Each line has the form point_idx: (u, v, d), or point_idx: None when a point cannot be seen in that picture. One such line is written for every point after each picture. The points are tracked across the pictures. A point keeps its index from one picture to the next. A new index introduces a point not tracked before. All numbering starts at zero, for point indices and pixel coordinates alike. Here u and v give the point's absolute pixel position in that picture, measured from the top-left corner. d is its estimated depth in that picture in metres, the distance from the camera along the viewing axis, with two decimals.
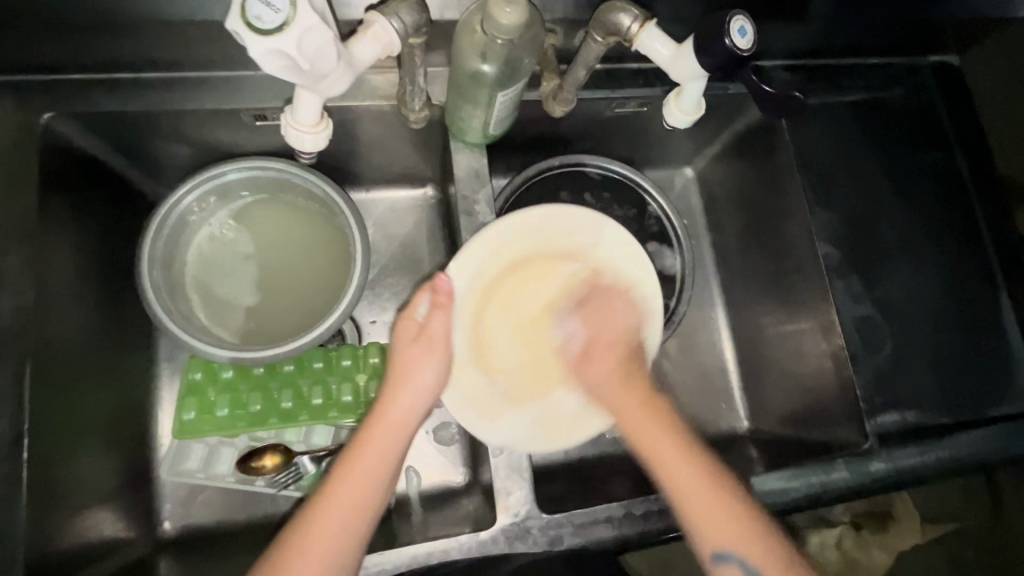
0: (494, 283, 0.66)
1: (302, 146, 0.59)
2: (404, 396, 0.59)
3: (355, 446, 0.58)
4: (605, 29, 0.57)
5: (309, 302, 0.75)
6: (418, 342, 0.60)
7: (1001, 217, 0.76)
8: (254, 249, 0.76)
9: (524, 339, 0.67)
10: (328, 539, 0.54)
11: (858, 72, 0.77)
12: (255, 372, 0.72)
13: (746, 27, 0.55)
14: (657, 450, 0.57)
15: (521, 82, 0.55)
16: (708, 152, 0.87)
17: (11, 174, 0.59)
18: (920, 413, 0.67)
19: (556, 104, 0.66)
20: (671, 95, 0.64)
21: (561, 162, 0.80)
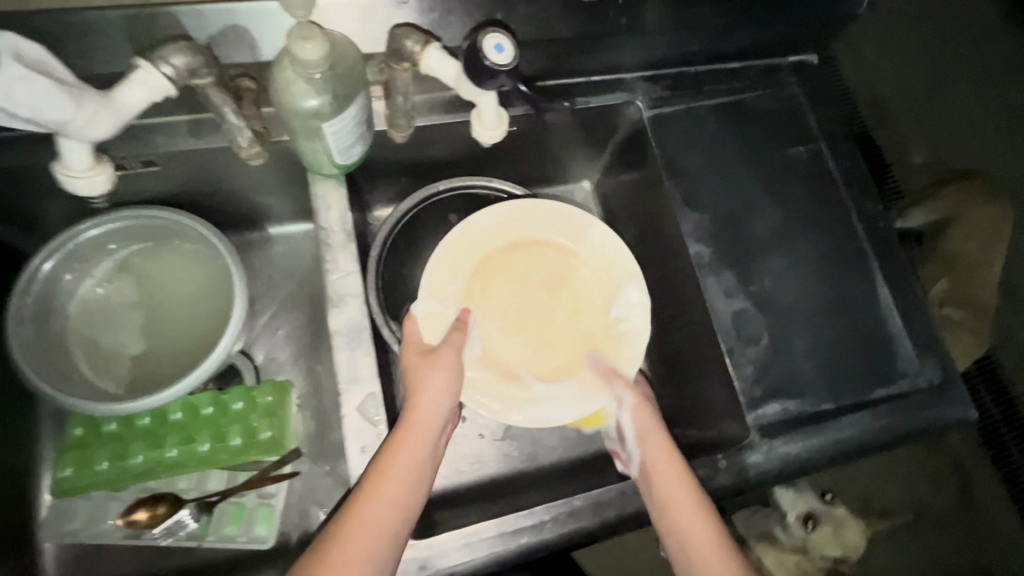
0: (479, 290, 0.73)
1: (78, 192, 0.59)
2: (428, 399, 0.60)
3: (383, 458, 0.56)
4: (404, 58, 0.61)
5: (195, 346, 0.74)
6: (427, 356, 0.63)
7: (870, 203, 0.78)
8: (141, 298, 0.76)
9: (525, 331, 0.73)
10: (371, 546, 0.53)
11: (719, 77, 0.80)
12: (142, 421, 0.71)
13: (503, 43, 0.58)
14: (675, 506, 0.60)
15: (358, 103, 0.56)
16: (599, 165, 0.90)
17: None
18: (802, 401, 0.68)
19: (393, 128, 0.70)
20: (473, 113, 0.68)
21: (448, 186, 0.81)
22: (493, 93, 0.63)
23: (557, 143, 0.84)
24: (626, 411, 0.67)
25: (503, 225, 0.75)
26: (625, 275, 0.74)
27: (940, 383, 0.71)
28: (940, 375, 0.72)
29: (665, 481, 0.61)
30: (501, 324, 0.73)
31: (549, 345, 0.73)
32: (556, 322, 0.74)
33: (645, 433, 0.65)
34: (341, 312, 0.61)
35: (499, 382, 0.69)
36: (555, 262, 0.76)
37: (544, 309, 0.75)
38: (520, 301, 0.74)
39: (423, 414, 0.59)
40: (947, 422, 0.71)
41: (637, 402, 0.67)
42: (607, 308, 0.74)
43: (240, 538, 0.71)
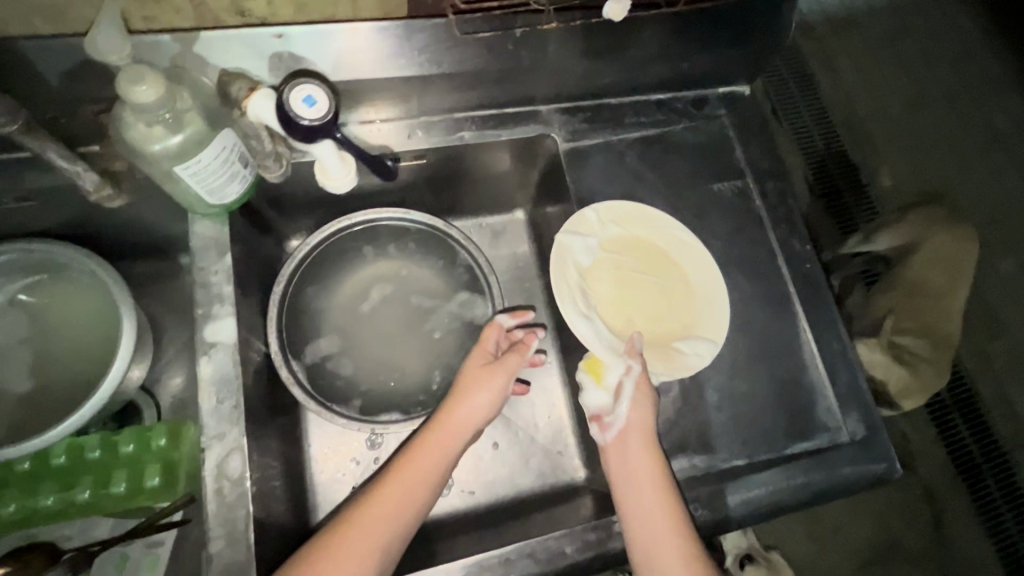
0: (621, 260, 0.72)
1: None
2: (462, 410, 0.67)
3: (412, 451, 0.65)
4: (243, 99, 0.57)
5: (84, 385, 0.71)
6: (482, 369, 0.69)
7: (798, 242, 0.75)
8: (31, 334, 0.73)
9: (619, 299, 0.71)
10: (381, 527, 0.61)
11: (641, 110, 0.78)
12: (19, 467, 0.68)
13: (314, 95, 0.55)
14: (640, 497, 0.59)
15: (228, 136, 0.54)
16: (528, 195, 0.86)
17: None
18: (710, 456, 0.64)
19: (261, 171, 0.63)
20: (316, 164, 0.64)
21: (355, 220, 0.77)
22: (326, 143, 0.59)
23: (479, 174, 0.81)
24: (630, 381, 0.64)
25: (648, 217, 0.73)
26: (717, 321, 0.69)
27: (863, 437, 0.67)
28: (863, 429, 0.68)
29: (633, 451, 0.61)
30: (608, 284, 0.72)
31: (620, 318, 0.70)
32: (642, 304, 0.71)
33: (636, 404, 0.63)
34: (210, 360, 0.58)
35: (580, 307, 0.69)
36: (681, 270, 0.72)
37: (655, 289, 0.72)
38: (644, 270, 0.72)
39: (453, 423, 0.67)
40: (870, 478, 0.66)
41: (639, 378, 0.64)
42: (680, 334, 0.69)
43: None
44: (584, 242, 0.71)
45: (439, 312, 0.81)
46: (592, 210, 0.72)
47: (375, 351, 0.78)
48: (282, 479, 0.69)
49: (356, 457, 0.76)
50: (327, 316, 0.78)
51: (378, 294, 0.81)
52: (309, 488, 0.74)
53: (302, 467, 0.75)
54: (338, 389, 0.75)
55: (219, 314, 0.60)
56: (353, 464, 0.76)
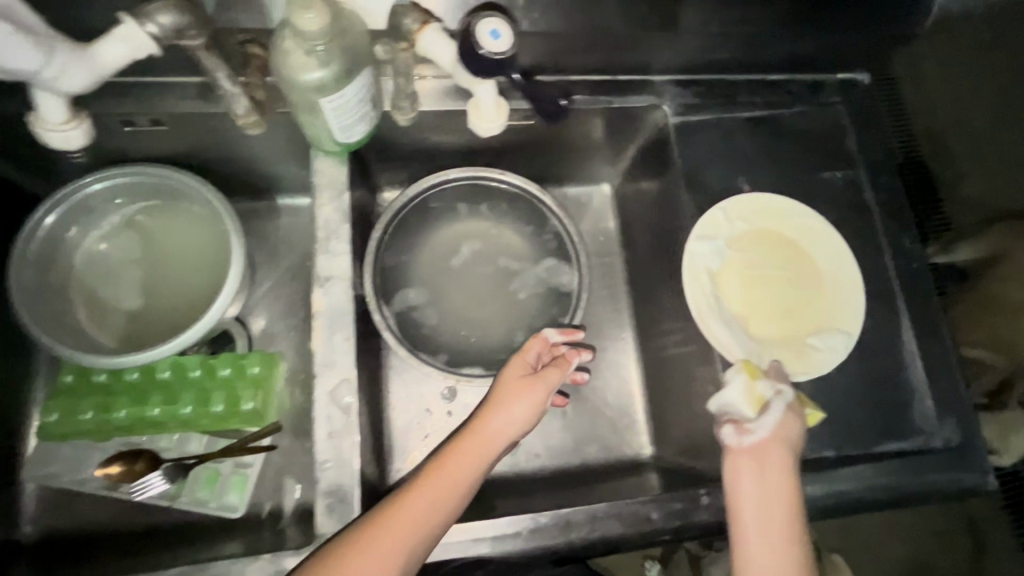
0: (749, 256, 0.70)
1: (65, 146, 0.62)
2: (497, 418, 0.61)
3: (443, 458, 0.59)
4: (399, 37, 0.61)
5: (191, 309, 0.75)
6: (522, 377, 0.63)
7: (907, 239, 0.72)
8: (142, 255, 0.77)
9: (750, 298, 0.68)
10: (401, 538, 0.53)
11: (757, 89, 0.75)
12: (129, 378, 0.72)
13: (500, 30, 0.57)
14: (764, 526, 0.57)
15: (369, 70, 0.55)
16: (620, 169, 0.86)
17: None
18: (799, 444, 0.64)
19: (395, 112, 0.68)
20: (471, 106, 0.65)
21: (456, 176, 0.78)
22: (491, 79, 0.62)
23: (578, 140, 0.80)
24: (783, 403, 0.60)
25: (772, 206, 0.71)
26: (849, 316, 0.67)
27: (957, 445, 0.66)
28: (959, 437, 0.66)
29: (775, 472, 0.58)
30: (737, 281, 0.69)
31: (753, 315, 0.68)
32: (774, 300, 0.68)
33: (785, 424, 0.59)
34: (326, 292, 0.60)
35: (712, 305, 0.67)
36: (811, 266, 0.69)
37: (784, 285, 0.69)
38: (771, 266, 0.70)
39: (488, 430, 0.60)
40: (961, 487, 0.65)
41: (792, 402, 0.61)
42: (811, 329, 0.67)
43: (210, 504, 0.72)
44: (711, 236, 0.69)
45: (525, 275, 0.81)
46: (717, 207, 0.70)
47: (460, 306, 0.79)
48: (368, 417, 0.71)
49: (434, 407, 0.79)
50: (417, 267, 0.80)
51: (468, 250, 0.82)
52: (388, 431, 0.77)
53: (383, 411, 0.77)
54: (423, 338, 0.77)
55: (336, 250, 0.61)
56: (430, 414, 0.78)
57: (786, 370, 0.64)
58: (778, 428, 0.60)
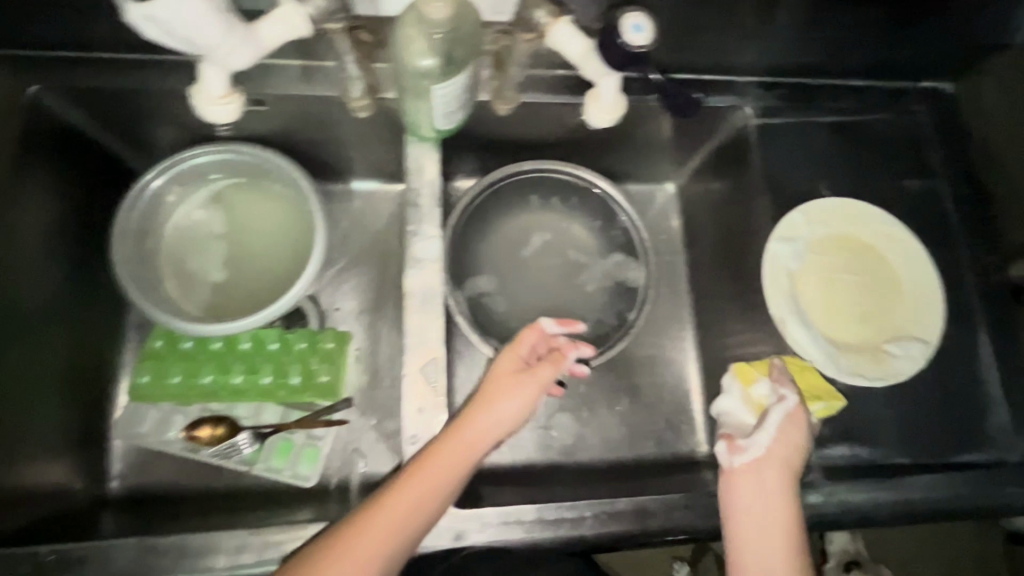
0: (827, 261, 0.70)
1: (216, 118, 0.66)
2: (485, 417, 0.58)
3: (423, 458, 0.56)
4: (525, 27, 0.64)
5: (272, 284, 0.77)
6: (513, 373, 0.60)
7: (986, 252, 0.71)
8: (226, 229, 0.80)
9: (827, 302, 0.69)
10: (381, 542, 0.52)
11: (837, 94, 0.75)
12: (213, 346, 0.75)
13: (643, 23, 0.59)
14: (762, 542, 0.56)
15: (465, 73, 0.55)
16: (688, 168, 0.86)
17: None
18: (871, 448, 0.64)
19: (497, 99, 0.72)
20: (589, 96, 0.69)
21: (531, 166, 0.80)
22: (617, 74, 0.66)
23: (653, 137, 0.81)
24: (779, 412, 0.61)
25: (849, 212, 0.72)
26: (927, 323, 0.67)
27: None
28: None
29: (772, 485, 0.58)
30: (813, 285, 0.70)
31: (830, 319, 0.69)
32: (850, 306, 0.69)
33: (784, 431, 0.60)
34: (416, 273, 0.62)
35: (789, 309, 0.68)
36: (889, 273, 0.70)
37: (861, 291, 0.70)
38: (850, 273, 0.70)
39: (473, 430, 0.57)
40: None
41: (796, 409, 0.61)
42: (888, 336, 0.68)
43: (285, 471, 0.74)
44: (789, 240, 0.70)
45: (592, 269, 0.82)
46: (795, 211, 0.71)
47: (527, 296, 0.81)
48: None
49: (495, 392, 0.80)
50: (486, 255, 0.81)
51: (537, 240, 0.83)
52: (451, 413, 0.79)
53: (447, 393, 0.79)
54: (491, 324, 0.78)
55: (427, 231, 0.63)
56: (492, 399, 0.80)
57: (862, 376, 0.65)
58: (779, 437, 0.60)
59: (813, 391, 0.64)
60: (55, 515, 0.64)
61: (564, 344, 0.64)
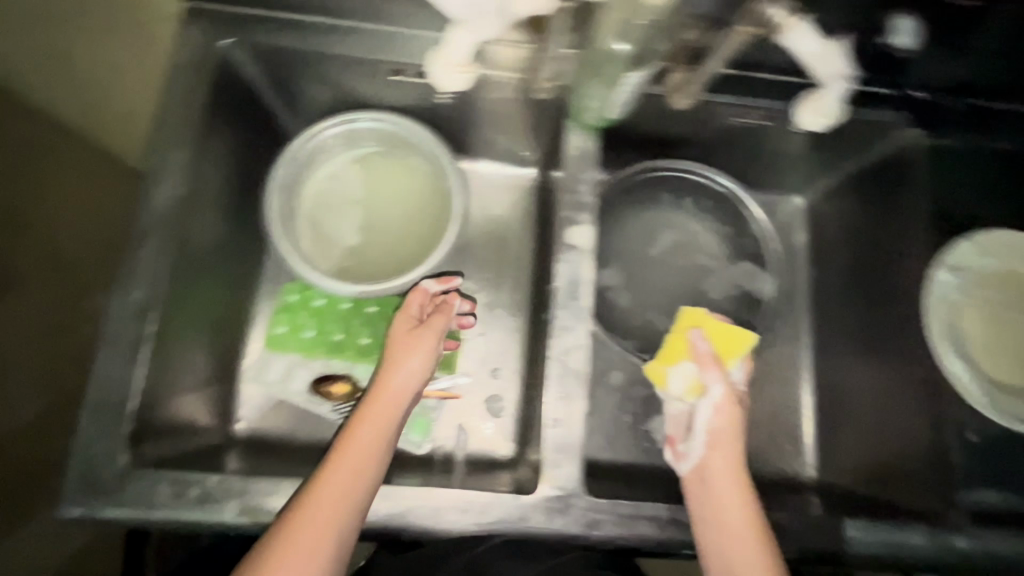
0: (989, 296, 0.71)
1: (446, 83, 0.70)
2: (397, 377, 0.61)
3: (349, 432, 0.59)
4: (756, 22, 0.58)
5: (401, 254, 0.79)
6: (412, 334, 0.64)
7: None
8: (361, 196, 0.82)
9: (986, 336, 0.70)
10: (331, 514, 0.54)
11: (1004, 117, 0.75)
12: (342, 306, 0.77)
13: (909, 30, 0.67)
14: (737, 559, 0.54)
15: (649, 68, 0.57)
16: (824, 184, 0.83)
17: (191, 86, 0.66)
18: (1003, 497, 0.67)
19: (676, 92, 0.69)
20: (811, 95, 0.73)
21: (667, 165, 0.80)
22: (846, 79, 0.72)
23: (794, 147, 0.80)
24: (710, 406, 0.60)
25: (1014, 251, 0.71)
26: None
27: None
28: None
29: (735, 494, 0.56)
30: (973, 318, 0.70)
31: (987, 353, 0.69)
32: (1008, 343, 0.70)
33: (717, 420, 0.60)
34: (568, 262, 0.62)
35: (949, 339, 0.69)
36: None
37: (1018, 329, 0.70)
38: (1009, 310, 0.71)
39: (389, 393, 0.61)
40: None
41: (725, 396, 0.60)
42: None
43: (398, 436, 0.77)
44: (955, 271, 0.71)
45: (718, 275, 0.81)
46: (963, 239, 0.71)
47: (650, 295, 0.80)
48: None
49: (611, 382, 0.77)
50: (613, 249, 0.80)
51: (665, 240, 0.82)
52: None
53: None
54: (614, 319, 0.78)
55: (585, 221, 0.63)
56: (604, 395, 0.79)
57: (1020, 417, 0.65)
58: (710, 429, 0.60)
59: (730, 350, 0.66)
60: (196, 448, 0.67)
61: (453, 302, 0.68)
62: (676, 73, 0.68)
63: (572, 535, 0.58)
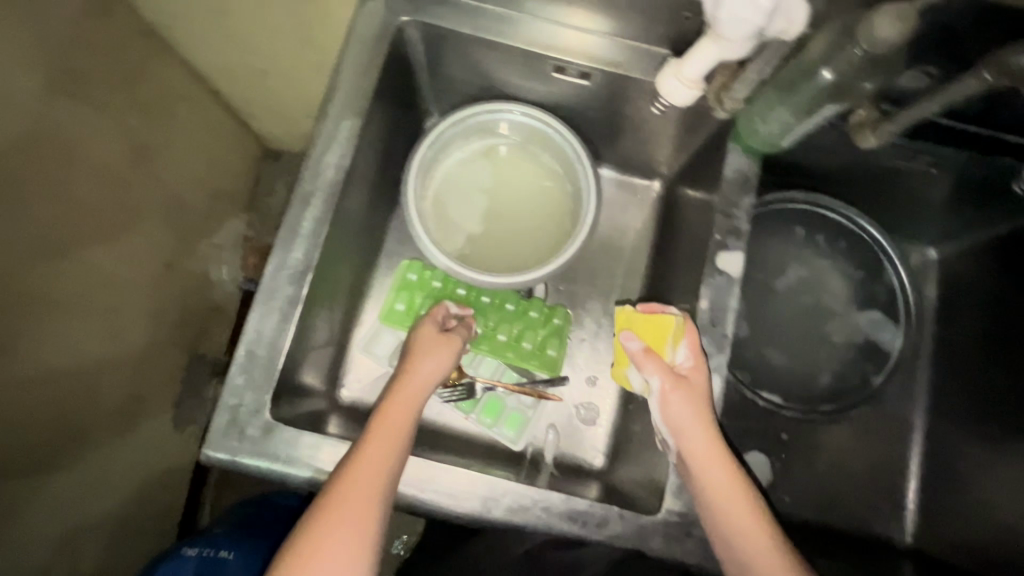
0: None
1: (672, 96, 0.63)
2: (425, 365, 0.63)
3: (383, 407, 0.59)
4: (1001, 66, 0.48)
5: (522, 247, 0.79)
6: (436, 334, 0.66)
7: None
8: (488, 184, 0.81)
9: None
10: (366, 494, 0.53)
11: None
12: (457, 292, 0.77)
13: None
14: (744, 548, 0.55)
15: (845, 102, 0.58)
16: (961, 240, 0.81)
17: (364, 57, 0.67)
18: None
19: (856, 134, 0.62)
20: None
21: (806, 197, 0.78)
22: None
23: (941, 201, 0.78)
24: (654, 399, 0.62)
25: None
26: None
27: None
28: None
29: (729, 487, 0.57)
30: None
31: None
32: None
33: (666, 408, 0.60)
34: (712, 283, 0.64)
35: None
36: None
37: None
38: None
39: (417, 380, 0.61)
40: None
41: (662, 388, 0.60)
42: None
43: (493, 429, 0.77)
44: None
45: (843, 319, 0.78)
46: None
47: (767, 327, 0.78)
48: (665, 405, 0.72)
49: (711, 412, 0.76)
50: None
51: (793, 275, 0.80)
52: None
53: None
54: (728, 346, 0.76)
55: (733, 247, 0.63)
56: None
57: None
58: (668, 420, 0.60)
59: (663, 336, 0.63)
60: (308, 412, 0.68)
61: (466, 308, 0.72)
62: (860, 112, 0.61)
63: (688, 565, 0.60)
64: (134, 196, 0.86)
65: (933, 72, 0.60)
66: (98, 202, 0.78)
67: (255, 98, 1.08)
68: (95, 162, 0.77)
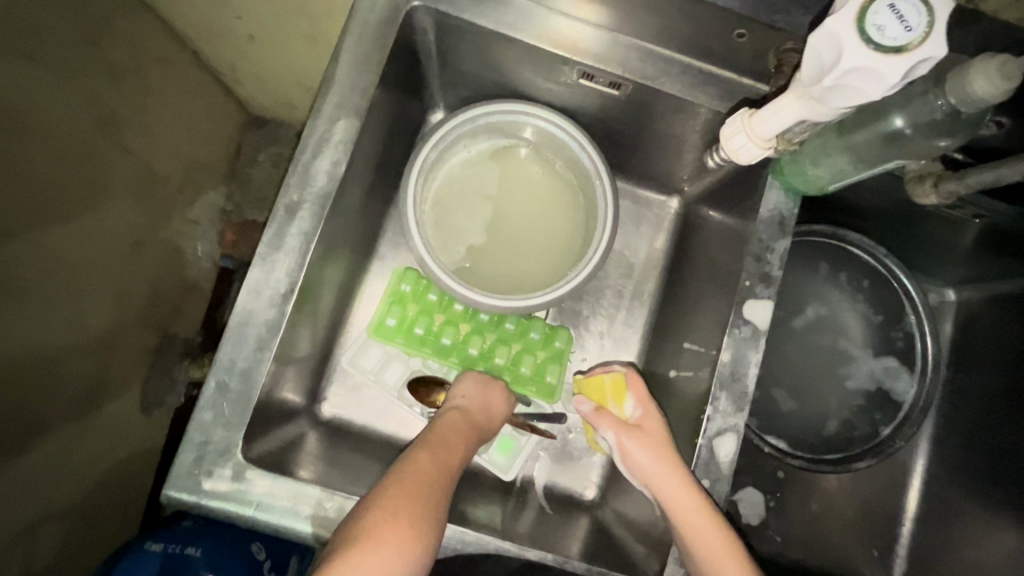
0: None
1: (738, 155, 0.58)
2: (479, 390, 0.65)
3: (445, 418, 0.61)
4: None
5: (525, 263, 0.72)
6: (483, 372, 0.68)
7: None
8: (494, 189, 0.74)
9: None
10: (433, 479, 0.52)
11: None
12: (454, 307, 0.72)
13: None
14: None
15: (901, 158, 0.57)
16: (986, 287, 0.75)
17: (368, 47, 0.60)
18: None
19: (913, 195, 0.60)
20: None
21: (830, 232, 0.76)
22: None
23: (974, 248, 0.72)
24: (616, 453, 0.62)
25: None
26: None
27: None
28: None
29: (717, 538, 0.54)
30: None
31: None
32: None
33: (627, 458, 0.61)
34: (737, 333, 0.60)
35: None
36: None
37: None
38: None
39: (475, 402, 0.64)
40: None
41: (619, 443, 0.61)
42: None
43: (482, 454, 0.73)
44: None
45: (859, 366, 0.78)
46: None
47: None
48: None
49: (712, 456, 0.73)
50: None
51: (811, 312, 0.78)
52: None
53: None
54: None
55: (763, 293, 0.60)
56: None
57: None
58: (636, 473, 0.60)
59: (606, 396, 0.66)
60: (284, 434, 0.63)
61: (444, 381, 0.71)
62: (916, 165, 0.59)
63: None
64: (102, 172, 0.76)
65: (1004, 122, 0.57)
66: (63, 184, 0.70)
67: (241, 63, 0.98)
68: (53, 135, 0.68)
